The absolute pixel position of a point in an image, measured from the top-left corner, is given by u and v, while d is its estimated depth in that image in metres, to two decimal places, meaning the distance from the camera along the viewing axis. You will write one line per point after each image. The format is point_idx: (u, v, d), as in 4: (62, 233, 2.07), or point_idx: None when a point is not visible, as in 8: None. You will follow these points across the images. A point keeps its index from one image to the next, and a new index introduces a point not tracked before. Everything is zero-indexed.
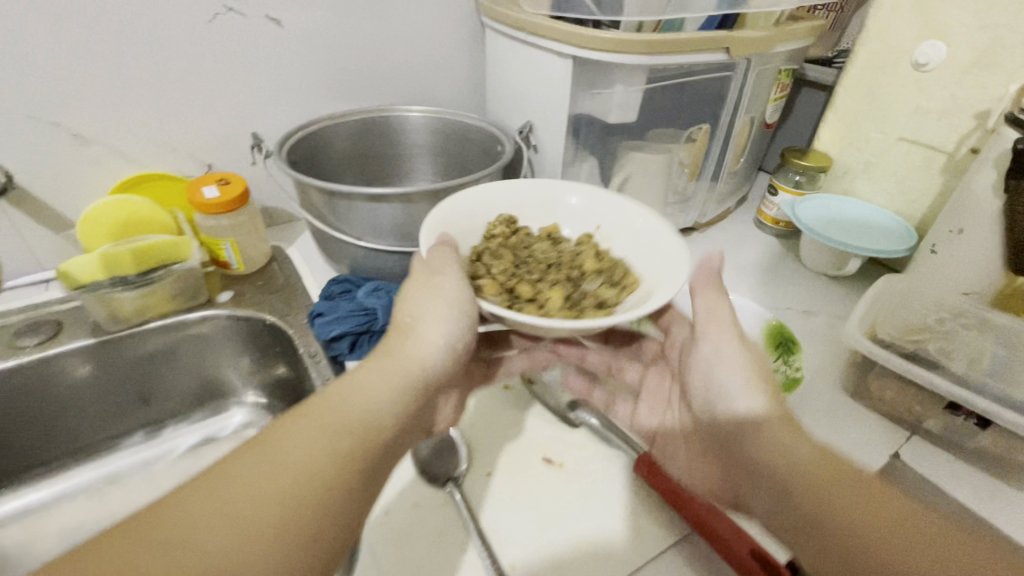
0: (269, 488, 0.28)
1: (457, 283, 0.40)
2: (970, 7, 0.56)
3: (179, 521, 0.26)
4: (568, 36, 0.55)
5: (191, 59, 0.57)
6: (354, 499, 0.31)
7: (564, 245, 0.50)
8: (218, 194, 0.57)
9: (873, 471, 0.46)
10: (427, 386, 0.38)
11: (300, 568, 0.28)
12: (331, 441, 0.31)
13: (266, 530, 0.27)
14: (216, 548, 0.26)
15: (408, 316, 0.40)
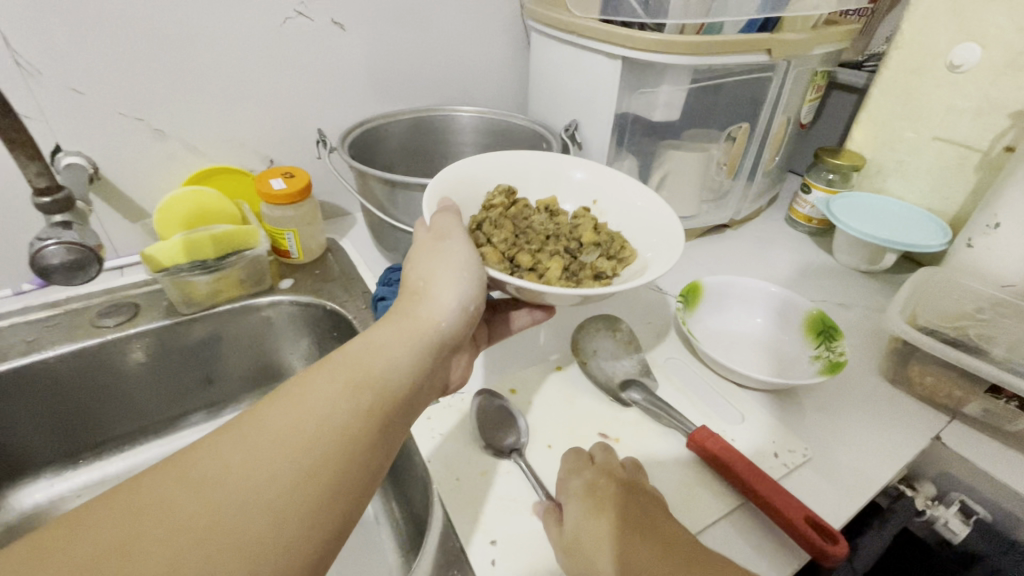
0: (294, 436, 0.30)
1: (464, 250, 0.43)
2: (1006, 10, 0.58)
3: (212, 460, 0.28)
4: (618, 38, 0.58)
5: (262, 60, 0.61)
6: (376, 450, 0.33)
7: (561, 217, 0.55)
8: (285, 186, 0.61)
9: (916, 452, 0.48)
10: (441, 345, 0.39)
11: (329, 513, 0.29)
12: (351, 395, 0.33)
13: (294, 476, 0.29)
14: (247, 488, 0.27)
15: (420, 280, 0.42)
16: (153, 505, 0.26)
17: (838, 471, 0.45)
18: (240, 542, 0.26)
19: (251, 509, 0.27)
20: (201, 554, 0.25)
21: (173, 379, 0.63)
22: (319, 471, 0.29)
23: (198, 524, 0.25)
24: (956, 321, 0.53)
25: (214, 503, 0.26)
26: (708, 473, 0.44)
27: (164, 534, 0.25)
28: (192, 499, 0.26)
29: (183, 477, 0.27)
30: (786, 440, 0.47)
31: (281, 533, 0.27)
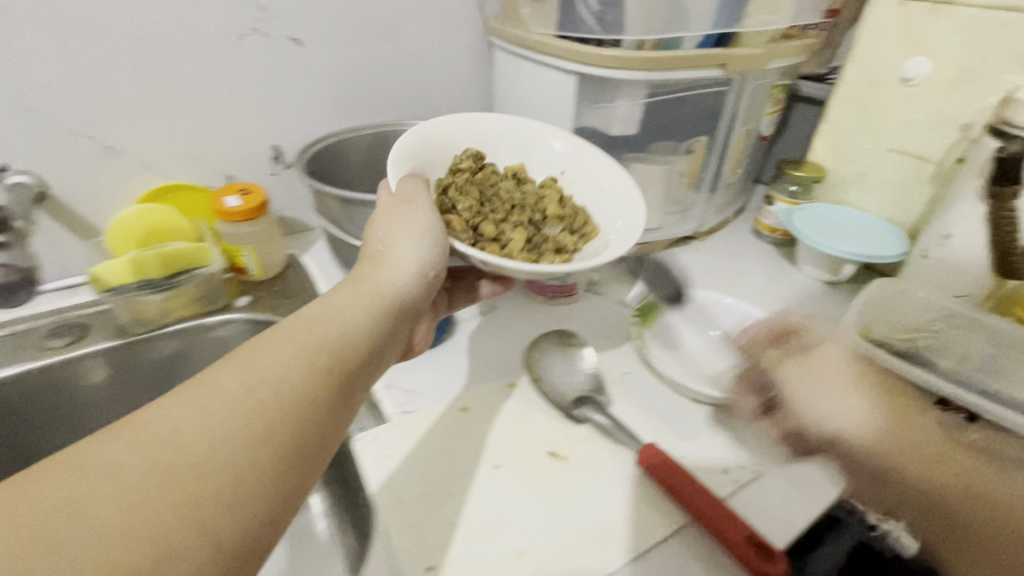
0: (248, 393, 0.30)
1: (427, 213, 0.43)
2: (953, 25, 0.59)
3: (161, 422, 0.27)
4: (572, 54, 0.58)
5: (220, 77, 0.61)
6: (335, 406, 0.33)
7: (528, 187, 0.54)
8: (241, 203, 0.60)
9: (869, 466, 0.48)
10: (397, 313, 0.40)
11: (288, 466, 0.29)
12: (303, 357, 0.33)
13: (249, 431, 0.28)
14: (198, 445, 0.27)
15: (381, 245, 0.43)
16: (98, 468, 0.25)
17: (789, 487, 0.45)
18: (198, 493, 0.25)
19: (205, 464, 0.26)
20: (154, 507, 0.24)
21: (123, 400, 0.61)
22: (274, 428, 0.29)
23: (149, 480, 0.25)
24: (909, 332, 0.57)
25: (165, 460, 0.26)
26: (656, 491, 0.44)
27: (114, 493, 0.24)
28: (140, 459, 0.26)
29: (128, 441, 0.26)
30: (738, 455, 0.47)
31: (238, 485, 0.27)
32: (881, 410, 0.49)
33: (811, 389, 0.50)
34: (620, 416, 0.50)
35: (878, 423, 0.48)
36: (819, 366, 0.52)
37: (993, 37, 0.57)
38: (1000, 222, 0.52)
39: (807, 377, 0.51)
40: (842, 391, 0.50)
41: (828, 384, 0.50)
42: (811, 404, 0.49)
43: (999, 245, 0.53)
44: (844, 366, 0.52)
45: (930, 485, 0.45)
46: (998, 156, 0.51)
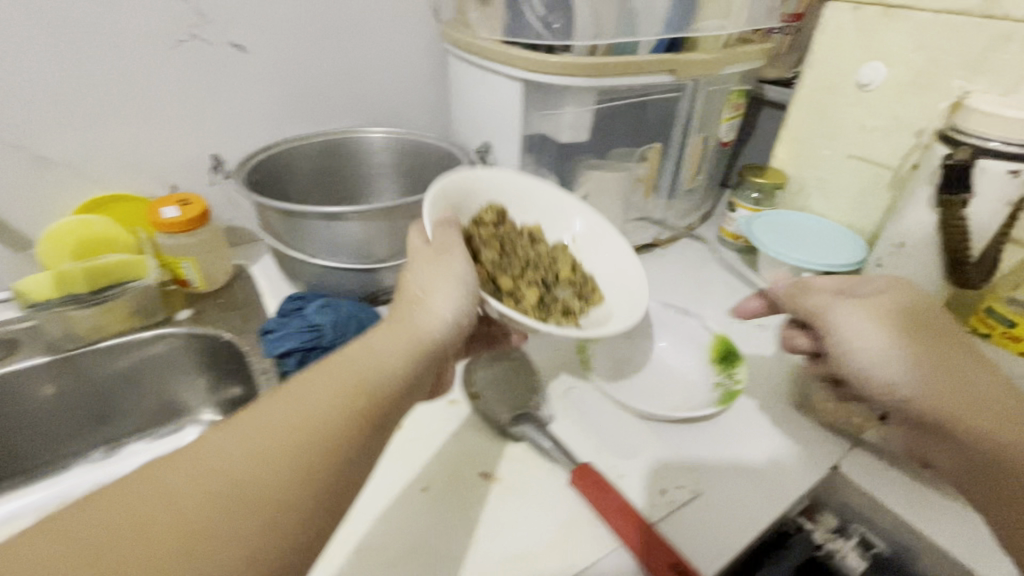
0: (281, 438, 0.29)
1: (464, 261, 0.39)
2: (907, 28, 0.58)
3: (209, 458, 0.28)
4: (516, 60, 0.56)
5: (157, 84, 0.59)
6: (367, 453, 0.32)
7: (542, 247, 0.51)
8: (178, 213, 0.58)
9: (813, 485, 0.46)
10: (436, 353, 0.38)
11: (318, 517, 0.29)
12: (342, 399, 0.32)
13: (280, 479, 0.28)
14: (240, 487, 0.28)
15: (418, 290, 0.39)
16: (156, 498, 0.26)
17: (727, 508, 0.44)
18: (234, 535, 0.26)
19: (243, 506, 0.27)
20: (197, 547, 0.25)
21: (55, 418, 0.58)
22: (308, 473, 0.29)
23: (195, 518, 0.26)
24: None
25: (209, 499, 0.27)
26: (589, 515, 0.42)
27: (165, 529, 0.25)
28: (191, 494, 0.27)
29: (182, 474, 0.27)
30: (677, 475, 0.46)
31: (270, 531, 0.27)
32: (968, 361, 0.41)
33: (877, 332, 0.41)
34: (559, 434, 0.49)
35: (956, 374, 0.40)
36: (892, 312, 0.42)
37: (945, 41, 0.55)
38: (951, 229, 0.51)
39: (873, 321, 0.42)
40: (918, 337, 0.41)
41: (906, 326, 0.41)
42: (875, 349, 0.41)
43: (952, 252, 0.52)
44: (916, 307, 0.43)
45: (999, 440, 0.39)
46: (948, 162, 0.49)
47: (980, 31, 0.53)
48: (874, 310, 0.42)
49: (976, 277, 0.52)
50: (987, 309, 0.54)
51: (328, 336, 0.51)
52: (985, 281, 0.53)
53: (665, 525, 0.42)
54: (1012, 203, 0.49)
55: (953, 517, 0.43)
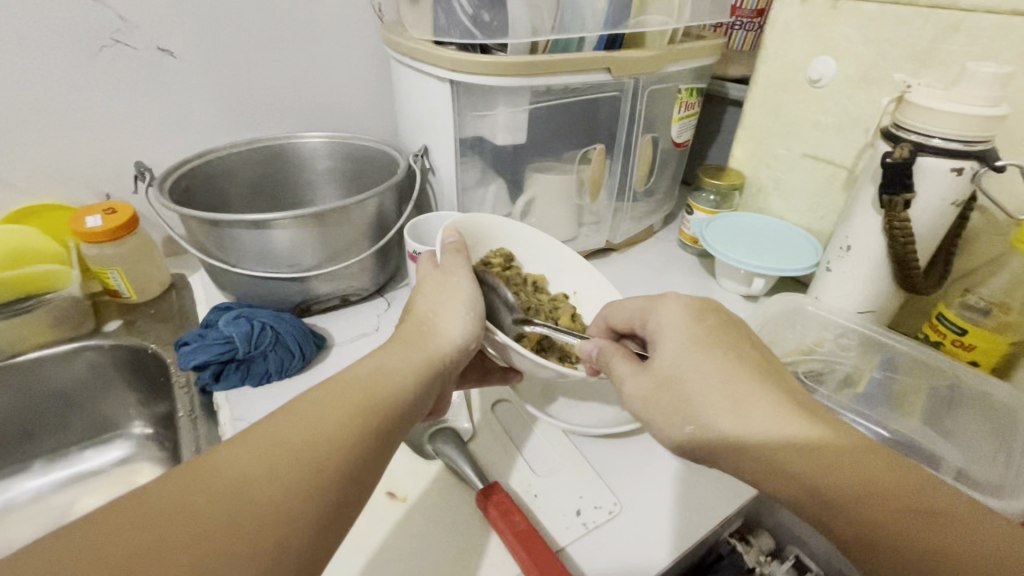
0: (299, 446, 0.29)
1: (471, 284, 0.42)
2: (854, 21, 0.55)
3: (227, 470, 0.27)
4: (442, 60, 0.54)
5: (79, 91, 0.58)
6: (378, 464, 0.32)
7: (544, 295, 0.53)
8: (102, 223, 0.57)
9: (741, 504, 0.44)
10: (445, 369, 0.39)
11: (334, 528, 0.29)
12: (360, 411, 0.32)
13: (302, 485, 0.28)
14: (263, 500, 0.27)
15: (429, 310, 0.41)
16: (175, 512, 0.25)
17: (643, 530, 0.41)
18: (256, 545, 0.25)
19: (266, 519, 0.26)
20: (223, 561, 0.24)
21: None
22: (329, 483, 0.29)
23: (219, 529, 0.25)
24: (800, 354, 0.52)
25: (233, 511, 0.26)
26: (495, 540, 0.40)
27: (187, 543, 0.24)
28: (213, 507, 0.26)
29: (201, 487, 0.26)
30: (595, 495, 0.43)
31: (292, 544, 0.27)
32: (764, 395, 0.31)
33: (667, 415, 0.34)
34: (476, 452, 0.47)
35: (763, 418, 0.30)
36: (672, 374, 0.34)
37: (891, 34, 0.52)
38: (894, 232, 0.48)
39: (667, 397, 0.34)
40: (702, 393, 0.32)
41: (688, 395, 0.33)
42: (673, 430, 0.33)
43: (897, 256, 0.50)
44: (697, 340, 0.34)
45: (851, 497, 0.28)
46: (886, 162, 0.46)
47: (927, 21, 0.50)
48: (677, 362, 0.34)
49: (923, 282, 0.50)
50: (938, 317, 0.51)
51: (243, 349, 0.50)
52: (937, 286, 0.51)
53: (574, 549, 0.40)
54: (959, 202, 0.47)
55: None
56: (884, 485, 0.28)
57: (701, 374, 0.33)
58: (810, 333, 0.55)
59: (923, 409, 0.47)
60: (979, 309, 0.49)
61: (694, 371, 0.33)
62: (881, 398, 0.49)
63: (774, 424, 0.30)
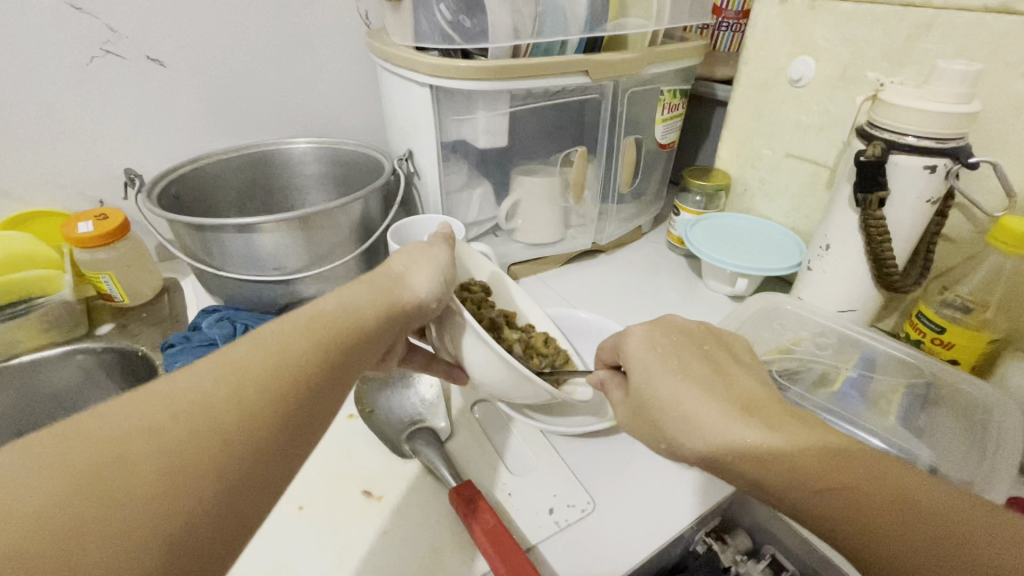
0: (260, 371, 0.28)
1: (447, 252, 0.41)
2: (831, 22, 0.55)
3: (187, 390, 0.26)
4: (421, 65, 0.55)
5: (72, 101, 0.60)
6: (339, 390, 0.32)
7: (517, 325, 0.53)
8: (92, 228, 0.58)
9: (718, 503, 0.44)
10: (409, 317, 0.38)
11: (299, 446, 0.29)
12: (322, 342, 0.32)
13: (265, 408, 0.27)
14: (229, 422, 0.26)
15: (400, 265, 0.39)
16: (135, 429, 0.24)
17: (615, 528, 0.41)
18: (223, 463, 0.25)
19: (232, 438, 0.26)
20: (189, 474, 0.24)
21: None
22: (292, 408, 0.28)
23: (185, 447, 0.24)
24: (779, 353, 0.52)
25: (198, 432, 0.25)
26: (468, 538, 0.40)
27: (152, 457, 0.23)
28: (177, 424, 0.25)
29: (160, 405, 0.25)
30: (569, 493, 0.44)
31: (257, 462, 0.26)
32: (710, 403, 0.32)
33: (644, 434, 0.35)
34: (452, 453, 0.47)
35: (718, 427, 0.31)
36: (638, 400, 0.35)
37: (868, 33, 0.52)
38: (869, 230, 0.48)
39: (642, 420, 0.35)
40: (665, 412, 0.33)
41: (655, 418, 0.34)
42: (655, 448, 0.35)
43: (873, 255, 0.50)
44: (654, 364, 0.35)
45: (823, 485, 0.28)
46: (860, 160, 0.46)
47: (902, 20, 0.50)
48: (642, 386, 0.35)
49: (900, 281, 0.50)
50: (918, 316, 0.51)
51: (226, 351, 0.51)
52: (916, 285, 0.51)
53: (544, 546, 0.40)
54: (934, 200, 0.47)
55: None
56: (814, 468, 0.28)
57: (666, 391, 0.33)
58: (790, 331, 0.55)
59: (899, 410, 0.46)
60: (959, 307, 0.49)
61: (662, 391, 0.34)
62: (857, 398, 0.48)
63: (733, 424, 0.31)
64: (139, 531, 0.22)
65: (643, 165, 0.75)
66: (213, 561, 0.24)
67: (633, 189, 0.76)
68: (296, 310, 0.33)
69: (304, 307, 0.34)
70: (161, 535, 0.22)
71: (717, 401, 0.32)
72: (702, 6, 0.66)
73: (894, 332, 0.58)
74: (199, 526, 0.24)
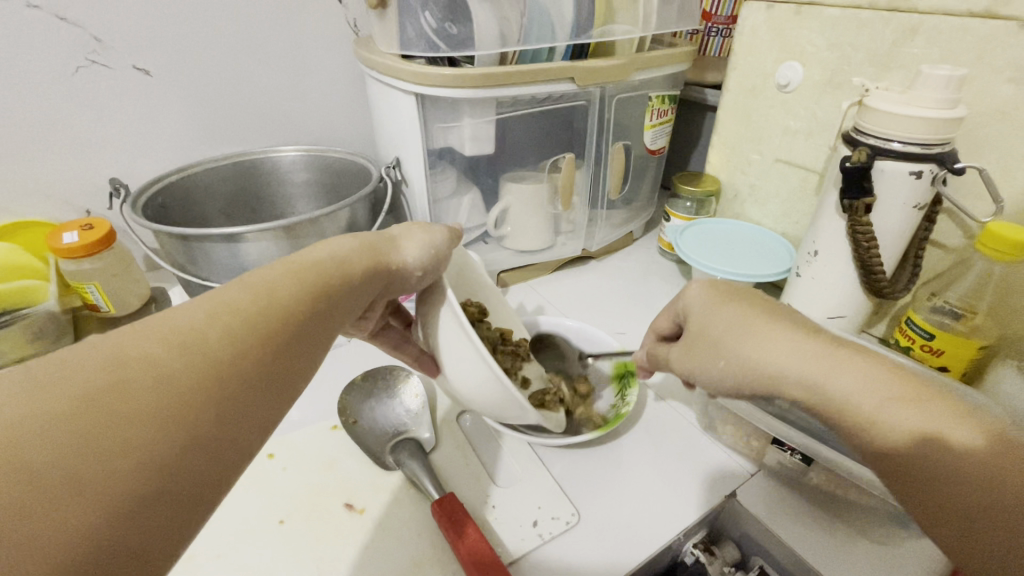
0: (252, 310, 0.27)
1: (444, 231, 0.41)
2: (817, 27, 0.55)
3: (177, 324, 0.24)
4: (406, 73, 0.55)
5: (58, 111, 0.59)
6: (327, 338, 0.31)
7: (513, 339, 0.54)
8: (77, 239, 0.57)
9: (706, 513, 0.43)
10: (393, 277, 0.37)
11: (289, 389, 0.27)
12: (312, 289, 0.30)
13: (257, 345, 0.26)
14: (225, 358, 0.24)
15: (394, 230, 0.39)
16: (126, 357, 0.22)
17: (599, 541, 0.41)
18: (219, 397, 0.23)
19: (226, 372, 0.24)
20: (185, 404, 0.22)
21: None
22: (286, 349, 0.27)
23: (181, 378, 0.23)
24: None
25: (194, 365, 0.23)
26: (450, 551, 0.40)
27: (146, 386, 0.22)
28: (170, 356, 0.23)
29: (150, 337, 0.23)
30: (554, 505, 0.43)
31: (252, 399, 0.25)
32: (778, 327, 0.31)
33: (698, 363, 0.34)
34: (438, 468, 0.46)
35: (786, 346, 0.30)
36: (699, 334, 0.34)
37: (854, 37, 0.52)
38: (857, 236, 0.48)
39: (702, 349, 0.34)
40: (727, 339, 0.32)
41: (715, 346, 0.33)
42: (708, 377, 0.33)
43: (861, 261, 0.49)
44: (716, 302, 0.34)
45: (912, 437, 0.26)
46: (846, 166, 0.46)
47: (887, 24, 0.49)
48: (708, 320, 0.34)
49: (889, 287, 0.50)
50: (907, 322, 0.50)
51: None
52: (906, 292, 0.50)
53: (528, 559, 0.40)
54: (922, 205, 0.46)
55: (853, 550, 0.40)
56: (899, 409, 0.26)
57: (740, 317, 0.32)
58: None
59: None
60: (949, 313, 0.48)
61: (728, 319, 0.33)
62: None
63: (803, 347, 0.30)
64: (135, 457, 0.20)
65: (632, 171, 0.75)
66: (206, 497, 0.23)
67: (623, 195, 0.76)
68: (287, 256, 0.32)
69: (294, 255, 0.33)
70: (158, 463, 0.21)
71: (790, 328, 0.31)
72: (689, 12, 0.66)
73: (886, 338, 0.57)
74: (195, 458, 0.22)
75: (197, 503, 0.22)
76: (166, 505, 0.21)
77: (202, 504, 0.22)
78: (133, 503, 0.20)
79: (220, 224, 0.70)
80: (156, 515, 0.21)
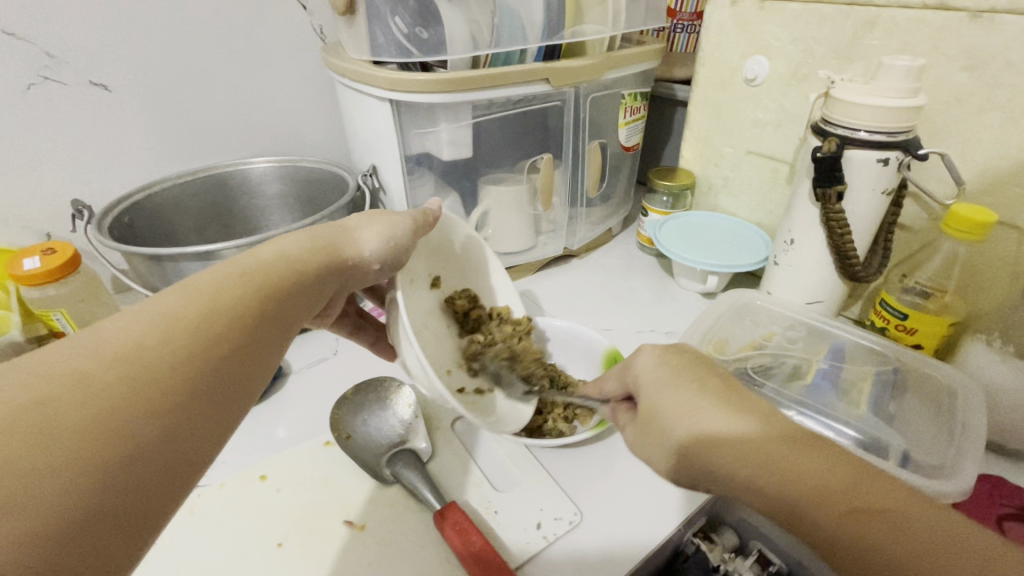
0: (190, 317, 0.26)
1: (408, 223, 0.39)
2: (779, 22, 0.57)
3: (110, 340, 0.24)
4: (379, 79, 0.54)
5: (9, 130, 0.56)
6: (278, 339, 0.30)
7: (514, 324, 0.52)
8: (39, 264, 0.54)
9: (705, 501, 0.44)
10: (351, 271, 0.37)
11: (237, 393, 0.27)
12: (258, 293, 0.30)
13: (199, 352, 0.26)
14: (163, 369, 0.24)
15: (352, 220, 0.39)
16: (55, 376, 0.22)
17: (604, 538, 0.41)
18: (161, 408, 0.23)
19: (165, 385, 0.24)
20: (124, 421, 0.22)
21: None
22: (233, 356, 0.27)
23: (116, 394, 0.22)
24: (749, 350, 0.53)
25: (130, 377, 0.23)
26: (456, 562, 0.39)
27: (77, 403, 0.22)
28: (103, 372, 0.23)
29: (83, 352, 0.23)
30: (556, 505, 0.43)
31: (198, 407, 0.25)
32: (726, 412, 0.29)
33: (657, 447, 0.32)
34: (436, 478, 0.46)
35: (732, 434, 0.28)
36: (649, 414, 0.32)
37: (816, 32, 0.54)
38: (831, 223, 0.49)
39: (648, 434, 0.32)
40: (692, 423, 0.30)
41: (667, 428, 0.31)
42: (660, 463, 0.32)
43: (835, 246, 0.51)
44: (668, 377, 0.32)
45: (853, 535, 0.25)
46: (817, 156, 0.48)
47: (846, 18, 0.51)
48: (651, 406, 0.32)
49: (863, 270, 0.52)
50: (882, 303, 0.53)
51: None
52: (879, 274, 0.52)
53: (537, 561, 0.40)
54: (889, 191, 0.48)
55: None
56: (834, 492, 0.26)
57: (714, 407, 0.30)
58: (761, 327, 0.56)
59: (869, 399, 0.48)
60: (919, 293, 0.51)
61: (684, 404, 0.30)
62: (828, 389, 0.49)
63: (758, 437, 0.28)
64: (72, 476, 0.20)
65: (609, 167, 0.75)
66: (152, 513, 0.23)
67: (601, 192, 0.77)
68: (234, 258, 0.32)
69: (240, 256, 0.32)
70: (94, 482, 0.21)
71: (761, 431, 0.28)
72: (656, 10, 0.67)
73: (861, 320, 0.60)
74: (138, 470, 0.22)
75: (145, 517, 0.22)
76: (106, 522, 0.21)
77: (150, 517, 0.22)
78: (70, 521, 0.20)
79: (190, 242, 0.68)
80: (95, 535, 0.21)
